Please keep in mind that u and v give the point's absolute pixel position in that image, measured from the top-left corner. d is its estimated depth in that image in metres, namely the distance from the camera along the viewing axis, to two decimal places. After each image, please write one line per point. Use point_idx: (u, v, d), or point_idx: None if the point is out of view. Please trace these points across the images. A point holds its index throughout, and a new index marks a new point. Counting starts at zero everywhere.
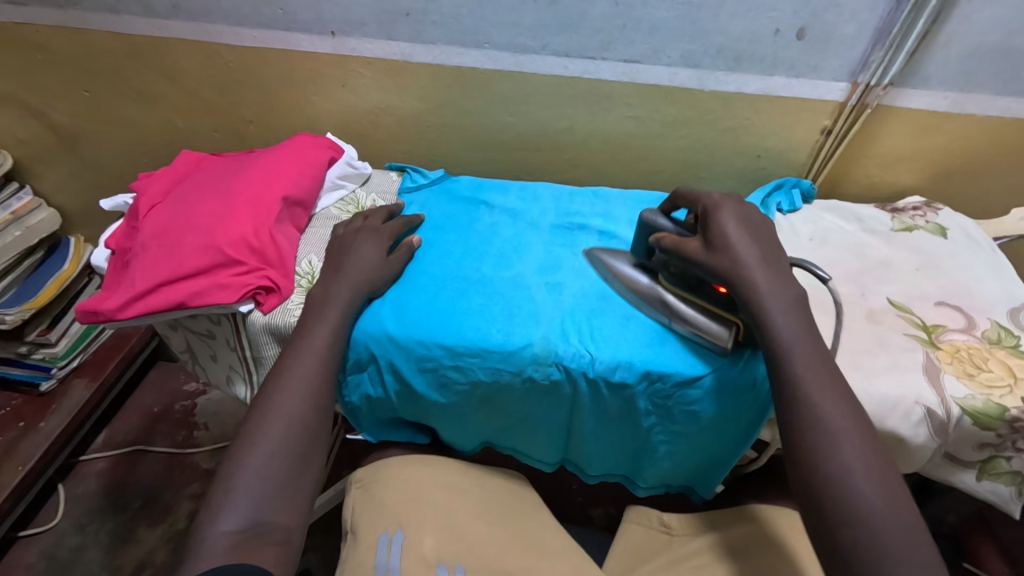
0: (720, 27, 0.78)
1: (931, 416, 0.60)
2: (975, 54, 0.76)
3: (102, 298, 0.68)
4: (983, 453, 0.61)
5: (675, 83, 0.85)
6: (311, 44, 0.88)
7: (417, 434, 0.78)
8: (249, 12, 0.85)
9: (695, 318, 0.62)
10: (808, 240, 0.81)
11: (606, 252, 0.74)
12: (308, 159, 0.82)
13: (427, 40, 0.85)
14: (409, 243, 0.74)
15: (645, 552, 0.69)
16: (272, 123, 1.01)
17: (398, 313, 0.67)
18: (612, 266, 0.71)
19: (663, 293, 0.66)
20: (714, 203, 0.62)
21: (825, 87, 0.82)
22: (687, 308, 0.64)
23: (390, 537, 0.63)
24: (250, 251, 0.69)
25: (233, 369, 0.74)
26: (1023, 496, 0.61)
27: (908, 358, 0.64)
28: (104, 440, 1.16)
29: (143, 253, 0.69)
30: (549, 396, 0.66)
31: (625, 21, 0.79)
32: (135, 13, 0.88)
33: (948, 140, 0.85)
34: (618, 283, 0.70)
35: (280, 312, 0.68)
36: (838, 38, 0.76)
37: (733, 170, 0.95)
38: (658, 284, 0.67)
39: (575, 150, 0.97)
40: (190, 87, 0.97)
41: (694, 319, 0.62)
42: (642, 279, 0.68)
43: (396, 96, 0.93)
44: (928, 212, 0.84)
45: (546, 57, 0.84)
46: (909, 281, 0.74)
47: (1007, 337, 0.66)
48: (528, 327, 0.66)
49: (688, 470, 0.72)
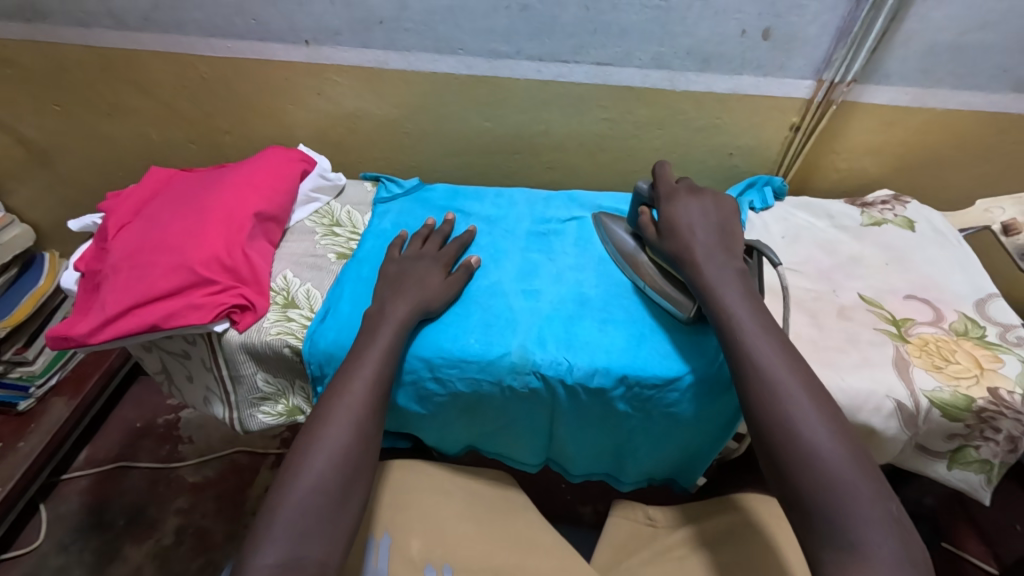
0: (688, 29, 0.78)
1: (902, 409, 0.61)
2: (934, 51, 0.77)
3: (72, 323, 0.66)
4: (953, 443, 0.63)
5: (647, 84, 0.85)
6: (285, 53, 0.87)
7: (399, 440, 0.80)
8: (221, 23, 0.84)
9: (661, 287, 0.68)
10: (780, 238, 0.82)
11: (610, 219, 0.78)
12: (281, 172, 0.81)
13: (400, 48, 0.84)
14: (468, 262, 0.72)
15: (629, 547, 0.70)
16: (247, 132, 1.00)
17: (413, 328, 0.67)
18: (611, 231, 0.77)
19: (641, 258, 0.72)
20: (671, 190, 0.70)
21: (793, 85, 0.83)
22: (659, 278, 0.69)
23: (377, 541, 0.64)
24: (223, 270, 0.68)
25: (210, 389, 0.73)
26: (991, 482, 0.64)
27: (877, 352, 0.65)
28: (86, 457, 1.14)
29: (114, 275, 0.68)
30: (528, 403, 0.67)
31: (595, 26, 0.79)
32: (105, 26, 0.86)
33: (911, 134, 0.87)
34: (612, 248, 0.76)
35: (256, 330, 0.67)
36: (802, 38, 0.77)
37: (707, 168, 0.96)
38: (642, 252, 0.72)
39: (552, 152, 0.97)
40: (163, 99, 0.95)
41: (660, 285, 0.68)
42: (630, 244, 0.74)
43: (372, 103, 0.93)
44: (896, 206, 0.85)
45: (520, 62, 0.84)
46: (879, 276, 0.75)
47: (974, 328, 0.68)
48: (505, 336, 0.66)
49: (669, 469, 0.73)
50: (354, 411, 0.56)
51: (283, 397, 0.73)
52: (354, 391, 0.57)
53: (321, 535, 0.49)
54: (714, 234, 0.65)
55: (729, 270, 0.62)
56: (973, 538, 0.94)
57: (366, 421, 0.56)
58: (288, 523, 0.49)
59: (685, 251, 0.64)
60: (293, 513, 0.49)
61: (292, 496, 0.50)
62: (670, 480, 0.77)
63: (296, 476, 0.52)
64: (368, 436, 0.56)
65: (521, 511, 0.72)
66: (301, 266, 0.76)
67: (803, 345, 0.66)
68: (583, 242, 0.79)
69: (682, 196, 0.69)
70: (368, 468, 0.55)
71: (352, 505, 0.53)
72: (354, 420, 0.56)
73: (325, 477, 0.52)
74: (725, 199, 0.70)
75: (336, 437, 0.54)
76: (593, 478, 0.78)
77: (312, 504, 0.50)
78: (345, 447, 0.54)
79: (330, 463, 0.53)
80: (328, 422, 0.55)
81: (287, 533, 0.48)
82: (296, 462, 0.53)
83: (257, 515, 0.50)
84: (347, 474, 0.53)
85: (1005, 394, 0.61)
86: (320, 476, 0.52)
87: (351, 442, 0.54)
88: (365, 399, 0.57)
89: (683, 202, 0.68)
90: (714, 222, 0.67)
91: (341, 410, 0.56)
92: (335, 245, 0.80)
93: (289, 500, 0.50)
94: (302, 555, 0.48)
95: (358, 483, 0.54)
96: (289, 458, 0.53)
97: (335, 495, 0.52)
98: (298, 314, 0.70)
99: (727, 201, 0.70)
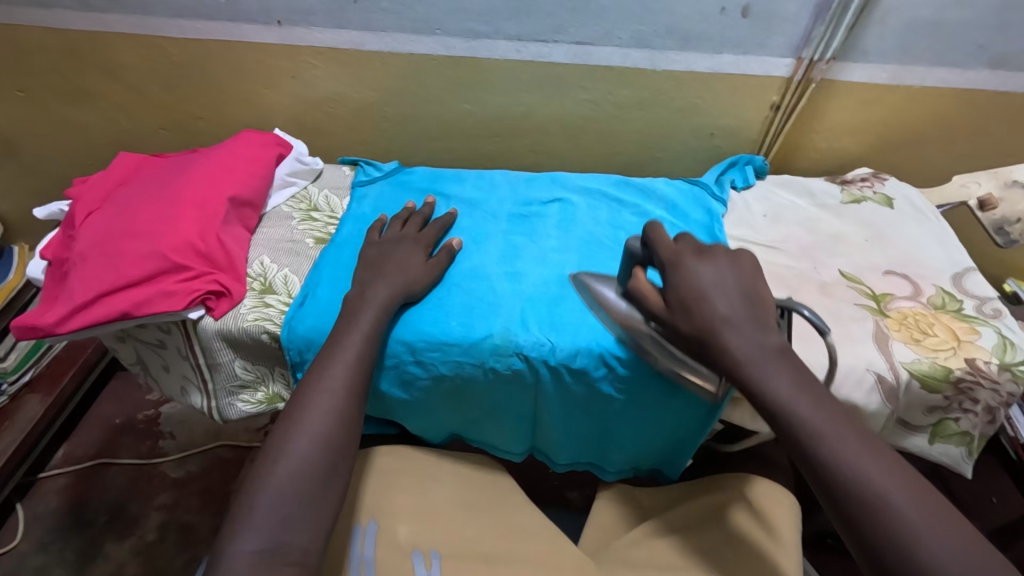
0: (668, 7, 0.77)
1: (882, 382, 0.62)
2: (911, 27, 0.77)
3: (39, 313, 0.64)
4: (933, 417, 0.64)
5: (627, 64, 0.84)
6: (257, 35, 0.85)
7: (386, 426, 0.79)
8: (190, 3, 0.81)
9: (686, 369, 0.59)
10: (762, 216, 0.82)
11: (595, 278, 0.68)
12: (256, 157, 0.79)
13: (377, 28, 0.83)
14: (449, 245, 0.72)
15: (618, 528, 0.70)
16: (221, 118, 0.97)
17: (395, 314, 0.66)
18: (598, 294, 0.66)
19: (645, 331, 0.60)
20: (674, 253, 0.58)
21: (772, 64, 0.83)
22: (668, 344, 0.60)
23: (363, 528, 0.63)
24: (196, 256, 0.67)
25: (187, 378, 0.72)
26: (971, 455, 0.65)
27: (858, 327, 0.65)
28: (64, 455, 1.11)
29: (82, 263, 0.66)
30: (512, 386, 0.66)
31: (575, 3, 0.78)
32: (68, 7, 0.83)
33: (889, 111, 0.88)
34: (603, 313, 0.65)
35: (232, 317, 0.66)
36: (781, 15, 0.77)
37: (689, 149, 0.96)
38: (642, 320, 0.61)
39: (533, 135, 0.96)
40: (132, 84, 0.92)
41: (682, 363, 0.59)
42: (622, 308, 0.63)
43: (348, 86, 0.91)
44: (875, 183, 0.86)
45: (499, 42, 0.83)
46: (859, 252, 0.75)
47: (951, 301, 0.68)
48: (488, 318, 0.65)
49: (654, 453, 0.73)
50: (335, 396, 0.55)
51: (263, 385, 0.71)
52: (335, 376, 0.56)
53: (302, 521, 0.48)
54: (721, 279, 0.56)
55: (767, 346, 0.52)
56: None
57: (348, 406, 0.55)
58: (268, 510, 0.48)
59: (712, 334, 0.53)
60: (273, 499, 0.48)
61: (273, 483, 0.49)
62: (656, 468, 0.77)
63: (276, 462, 0.51)
64: (349, 421, 0.55)
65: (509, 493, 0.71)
66: (279, 252, 0.74)
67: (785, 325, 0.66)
68: (566, 224, 0.79)
69: (691, 257, 0.57)
70: (351, 453, 0.54)
71: (335, 490, 0.52)
72: (335, 405, 0.55)
73: (307, 462, 0.51)
74: (739, 252, 0.59)
75: (317, 423, 0.53)
76: (578, 464, 0.78)
77: (293, 490, 0.49)
78: (327, 431, 0.53)
79: (312, 448, 0.52)
80: (308, 408, 0.54)
81: (268, 520, 0.47)
82: (276, 448, 0.52)
83: (238, 502, 0.49)
84: (329, 459, 0.52)
85: (983, 364, 0.62)
86: (300, 462, 0.51)
87: (332, 427, 0.54)
88: (346, 383, 0.56)
89: (692, 265, 0.57)
90: (735, 287, 0.55)
91: (322, 395, 0.55)
92: (313, 230, 0.78)
93: (269, 485, 0.49)
94: (284, 542, 0.47)
95: (340, 469, 0.53)
96: (269, 445, 0.52)
97: (316, 480, 0.51)
98: (276, 300, 0.68)
99: (744, 257, 0.59)
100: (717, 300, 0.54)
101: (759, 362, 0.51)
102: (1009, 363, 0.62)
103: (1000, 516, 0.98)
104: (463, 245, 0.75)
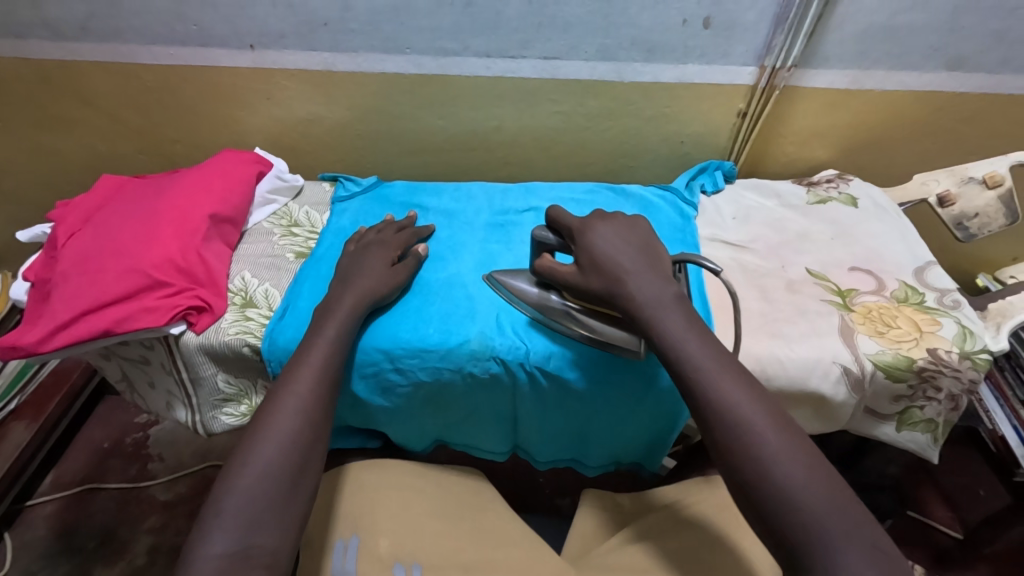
0: (630, 20, 0.80)
1: (848, 373, 0.64)
2: (866, 34, 0.81)
3: (22, 333, 0.65)
4: (899, 405, 0.66)
5: (595, 76, 0.87)
6: (231, 59, 0.87)
7: (368, 439, 0.80)
8: (162, 29, 0.84)
9: (611, 335, 0.61)
10: (731, 219, 0.85)
11: (507, 274, 0.70)
12: (236, 175, 0.80)
13: (348, 49, 0.85)
14: (416, 252, 0.73)
15: (603, 532, 0.71)
16: (199, 141, 0.99)
17: (374, 327, 0.67)
18: (516, 288, 0.68)
19: (571, 308, 0.64)
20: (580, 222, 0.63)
21: (735, 72, 0.86)
22: (588, 317, 0.63)
23: (345, 543, 0.64)
24: (177, 272, 0.68)
25: (172, 394, 0.72)
26: (936, 441, 0.68)
27: (824, 322, 0.67)
28: (51, 482, 1.11)
29: (64, 283, 0.67)
30: (489, 390, 0.68)
31: (540, 19, 0.81)
32: (43, 37, 0.85)
33: (853, 116, 0.91)
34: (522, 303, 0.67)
35: (214, 331, 0.67)
36: (741, 24, 0.80)
37: (660, 157, 0.99)
38: (566, 300, 0.64)
39: (506, 148, 0.98)
40: (109, 110, 0.94)
41: (603, 334, 0.61)
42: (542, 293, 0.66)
43: (324, 106, 0.93)
44: (840, 184, 0.89)
45: (468, 59, 0.86)
46: (826, 250, 0.78)
47: (914, 294, 0.71)
48: (465, 324, 0.67)
49: (634, 451, 0.75)
50: (301, 398, 0.56)
51: (246, 398, 0.73)
52: (301, 381, 0.57)
53: (270, 523, 0.49)
54: (637, 263, 0.58)
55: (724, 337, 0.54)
56: (937, 504, 1.01)
57: (315, 409, 0.57)
58: (236, 512, 0.49)
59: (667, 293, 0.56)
60: (241, 501, 0.49)
61: (243, 486, 0.50)
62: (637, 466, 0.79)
63: (242, 466, 0.51)
64: (316, 424, 0.56)
65: (491, 503, 0.73)
66: (259, 267, 0.76)
67: (723, 316, 0.69)
68: None
69: (636, 257, 0.59)
70: (318, 456, 0.55)
71: (302, 492, 0.53)
72: (301, 407, 0.56)
73: (273, 463, 0.52)
74: (636, 219, 0.65)
75: (284, 425, 0.54)
76: (560, 461, 0.79)
77: (262, 492, 0.50)
78: (293, 431, 0.54)
79: (279, 451, 0.53)
80: (276, 411, 0.55)
81: (235, 522, 0.48)
82: (244, 453, 0.53)
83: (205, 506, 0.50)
84: (295, 461, 0.53)
85: (944, 353, 0.64)
86: (267, 463, 0.52)
87: (299, 429, 0.55)
88: (312, 386, 0.58)
89: (599, 229, 0.62)
90: (636, 243, 0.61)
91: (288, 398, 0.56)
92: (294, 244, 0.80)
93: (235, 489, 0.50)
94: (252, 545, 0.47)
95: (309, 471, 0.54)
96: (237, 449, 0.53)
97: (284, 482, 0.51)
98: (256, 313, 0.70)
99: (640, 220, 0.65)
100: (669, 292, 0.56)
101: (710, 350, 0.53)
102: (970, 351, 0.64)
103: (986, 508, 1.00)
104: (433, 255, 0.76)
